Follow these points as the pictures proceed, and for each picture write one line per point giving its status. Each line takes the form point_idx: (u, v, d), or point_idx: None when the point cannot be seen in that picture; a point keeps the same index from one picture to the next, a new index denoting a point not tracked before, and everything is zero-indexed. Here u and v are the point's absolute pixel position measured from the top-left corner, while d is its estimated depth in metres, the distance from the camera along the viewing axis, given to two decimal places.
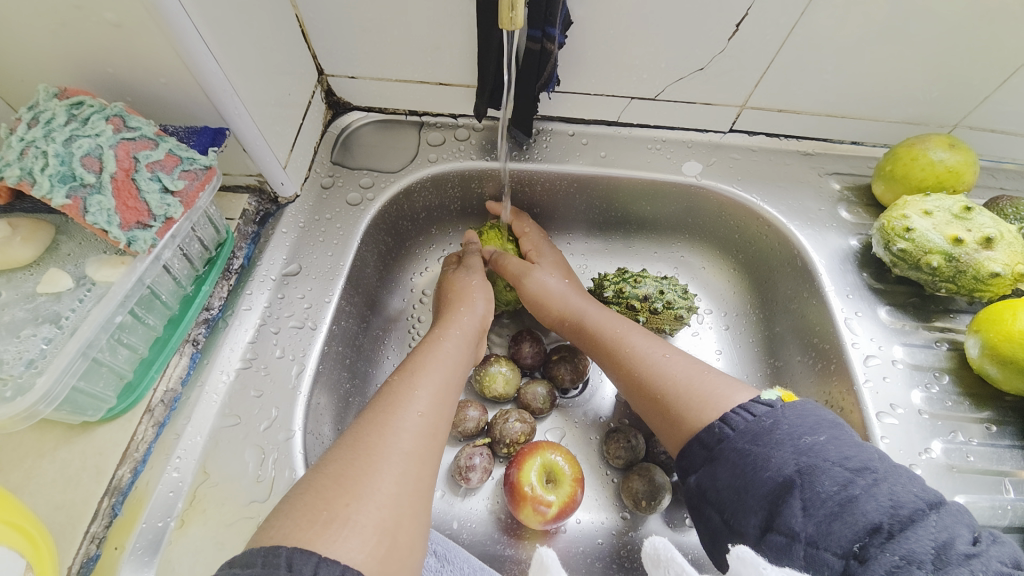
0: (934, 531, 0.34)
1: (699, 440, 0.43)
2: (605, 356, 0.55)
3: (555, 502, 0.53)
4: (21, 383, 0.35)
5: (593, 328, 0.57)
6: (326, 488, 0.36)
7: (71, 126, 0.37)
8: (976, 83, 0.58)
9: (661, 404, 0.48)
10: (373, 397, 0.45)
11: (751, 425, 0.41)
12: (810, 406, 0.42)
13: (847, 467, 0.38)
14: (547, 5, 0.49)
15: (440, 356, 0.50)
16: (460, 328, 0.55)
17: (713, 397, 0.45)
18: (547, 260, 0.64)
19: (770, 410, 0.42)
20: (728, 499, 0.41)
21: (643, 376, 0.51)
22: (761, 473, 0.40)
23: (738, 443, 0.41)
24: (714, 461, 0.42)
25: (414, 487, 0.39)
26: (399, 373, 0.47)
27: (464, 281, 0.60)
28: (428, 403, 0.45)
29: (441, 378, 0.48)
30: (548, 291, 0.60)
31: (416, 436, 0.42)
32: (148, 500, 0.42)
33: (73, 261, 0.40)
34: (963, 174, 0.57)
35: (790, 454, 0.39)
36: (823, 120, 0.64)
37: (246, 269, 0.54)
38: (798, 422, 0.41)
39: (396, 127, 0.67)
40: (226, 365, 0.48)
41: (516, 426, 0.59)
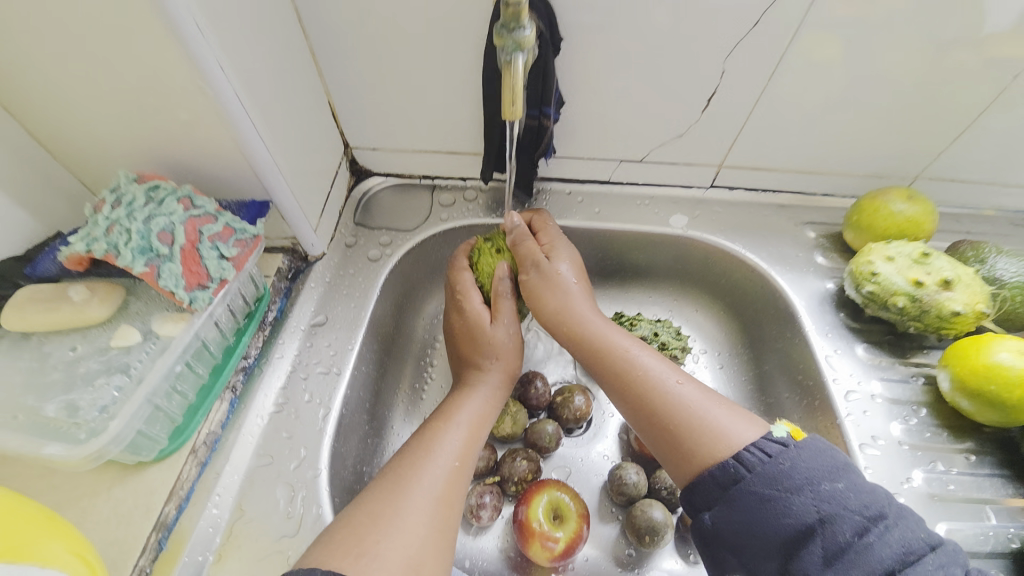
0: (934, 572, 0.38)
1: (713, 478, 0.45)
2: (613, 382, 0.54)
3: (562, 538, 0.56)
4: (94, 426, 0.40)
5: (604, 348, 0.56)
6: (360, 525, 0.41)
7: (149, 207, 0.44)
8: (919, 142, 0.66)
9: (670, 436, 0.50)
10: (409, 440, 0.50)
11: (771, 469, 0.44)
12: (821, 447, 0.45)
13: (865, 514, 0.40)
14: (542, 88, 0.58)
15: (471, 407, 0.54)
16: (492, 389, 0.56)
17: (725, 434, 0.47)
18: (561, 255, 0.61)
19: (785, 451, 0.44)
20: (745, 540, 0.43)
21: (654, 401, 0.51)
22: (781, 520, 0.42)
23: (756, 488, 0.43)
24: (732, 505, 0.44)
25: (439, 525, 0.43)
26: (435, 421, 0.52)
27: (495, 337, 0.57)
28: (457, 449, 0.49)
29: (471, 426, 0.52)
30: (563, 302, 0.58)
31: (444, 481, 0.46)
32: (190, 536, 0.46)
33: (140, 318, 0.46)
34: (923, 223, 0.64)
35: (810, 500, 0.42)
36: (794, 176, 0.72)
37: (278, 321, 0.60)
38: (817, 467, 0.43)
39: (411, 190, 0.76)
40: (261, 409, 0.54)
41: (523, 464, 0.63)
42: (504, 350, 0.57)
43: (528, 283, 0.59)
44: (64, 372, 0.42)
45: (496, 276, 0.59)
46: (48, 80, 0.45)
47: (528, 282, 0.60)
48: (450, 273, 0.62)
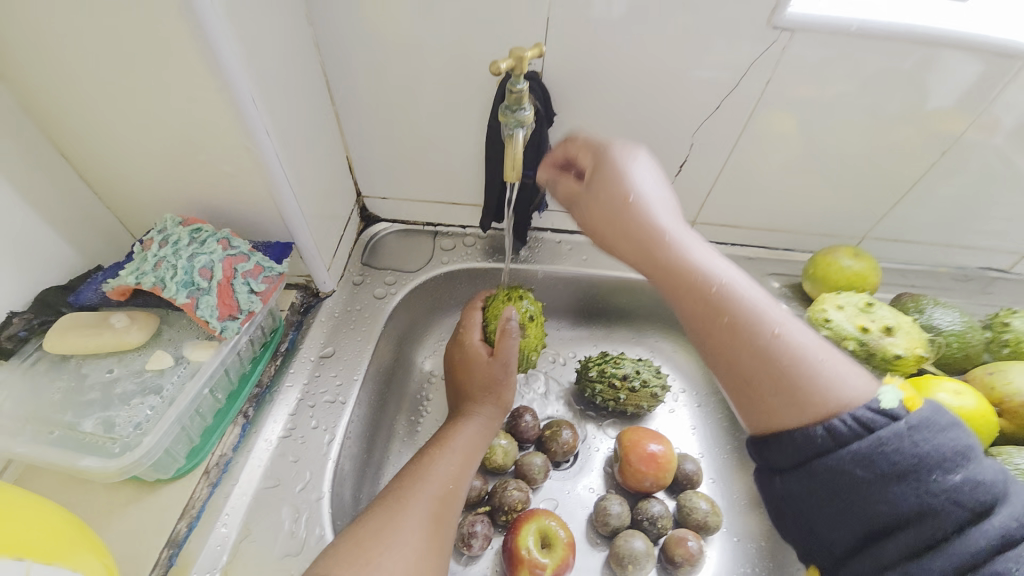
0: None
1: (792, 438, 0.42)
2: (695, 319, 0.48)
3: (549, 565, 0.60)
4: (128, 441, 0.44)
5: (693, 281, 0.49)
6: (365, 539, 0.44)
7: (193, 246, 0.50)
8: (860, 207, 0.77)
9: (750, 390, 0.45)
10: (406, 465, 0.53)
11: (874, 450, 0.39)
12: (933, 418, 0.39)
13: (968, 505, 0.37)
14: (537, 152, 0.67)
15: (466, 434, 0.58)
16: (486, 420, 0.60)
17: (820, 399, 0.42)
18: (626, 174, 0.54)
19: (893, 429, 0.39)
20: (820, 517, 0.41)
21: (739, 351, 0.45)
22: (873, 503, 0.38)
23: (851, 469, 0.39)
24: (820, 485, 0.40)
25: (435, 543, 0.47)
26: (432, 446, 0.56)
27: (493, 374, 0.61)
28: (451, 474, 0.53)
29: (465, 453, 0.56)
30: (644, 231, 0.52)
31: (439, 501, 0.50)
32: (198, 553, 0.48)
33: (172, 345, 0.51)
34: (869, 278, 0.72)
35: (913, 492, 0.37)
36: (758, 233, 0.82)
37: (289, 352, 0.65)
38: (927, 451, 0.38)
39: (415, 235, 0.84)
40: (269, 434, 0.57)
41: (514, 494, 0.66)
42: (498, 382, 0.62)
43: (584, 209, 0.58)
44: (101, 392, 0.46)
45: (503, 316, 0.63)
46: (112, 134, 0.52)
47: (586, 204, 0.57)
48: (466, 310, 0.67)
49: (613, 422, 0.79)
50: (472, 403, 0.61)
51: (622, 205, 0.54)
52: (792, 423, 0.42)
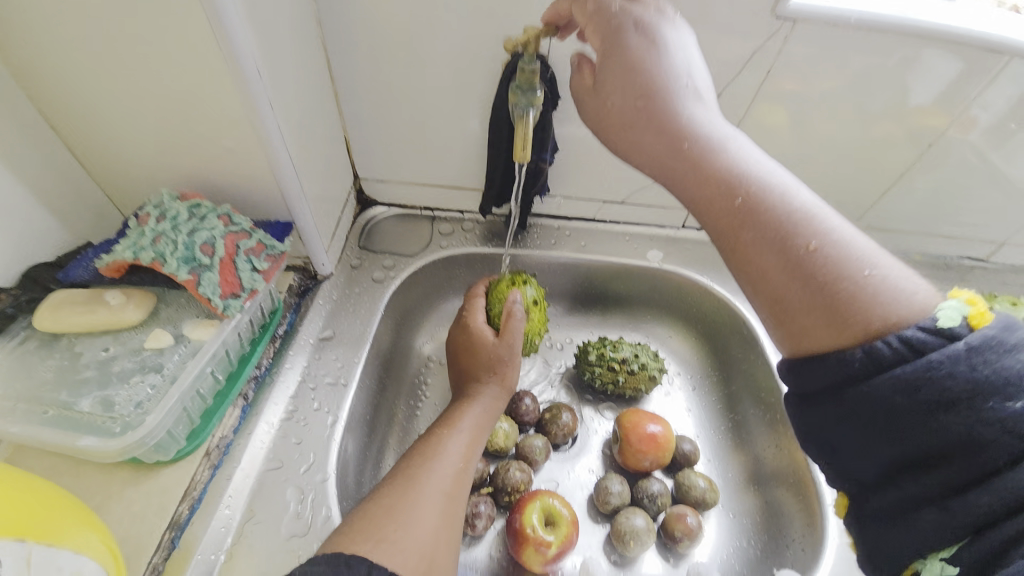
0: None
1: (825, 359, 0.37)
2: (718, 227, 0.44)
3: (554, 542, 0.60)
4: (129, 420, 0.42)
5: (718, 185, 0.43)
6: (377, 516, 0.44)
7: (193, 222, 0.49)
8: (852, 194, 0.80)
9: (779, 307, 0.41)
10: (416, 445, 0.53)
11: (915, 371, 0.33)
12: (1006, 338, 0.33)
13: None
14: (541, 137, 0.67)
15: (474, 414, 0.57)
16: (493, 398, 0.60)
17: (861, 317, 0.37)
18: (638, 56, 0.45)
19: (947, 351, 0.33)
20: (847, 443, 0.37)
21: (768, 264, 0.41)
22: (907, 429, 0.34)
23: (885, 392, 0.34)
24: (846, 408, 0.36)
25: (448, 521, 0.47)
26: (440, 426, 0.55)
27: (498, 352, 0.61)
28: (461, 453, 0.52)
29: (473, 433, 0.55)
30: (665, 128, 0.45)
31: (451, 481, 0.50)
32: (202, 535, 0.47)
33: (171, 323, 0.49)
34: None
35: (958, 418, 0.32)
36: None
37: (288, 334, 0.64)
38: (991, 374, 0.32)
39: (412, 219, 0.83)
40: (271, 417, 0.56)
41: (517, 475, 0.67)
42: (504, 362, 0.61)
43: (591, 104, 0.49)
44: (97, 370, 0.45)
45: (508, 301, 0.63)
46: (103, 103, 0.49)
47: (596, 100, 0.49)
48: (467, 298, 0.67)
49: (609, 405, 0.80)
50: (479, 384, 0.61)
51: (641, 96, 0.45)
52: (825, 344, 0.38)
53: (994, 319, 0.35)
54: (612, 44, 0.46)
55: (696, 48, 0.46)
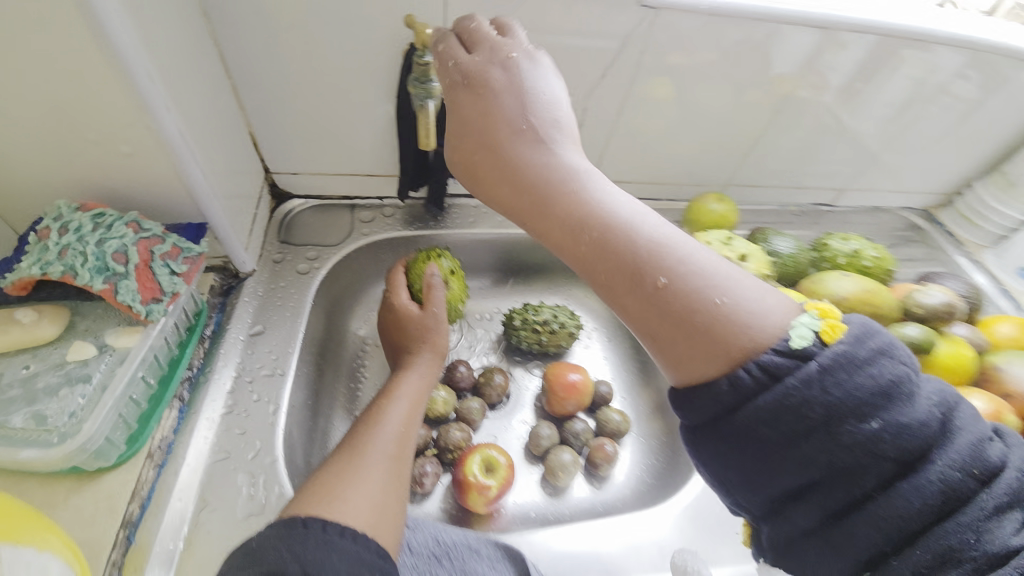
0: (966, 520, 0.35)
1: (706, 393, 0.39)
2: (594, 271, 0.45)
3: (494, 485, 0.69)
4: (65, 430, 0.43)
5: (576, 233, 0.46)
6: (327, 484, 0.49)
7: (100, 232, 0.48)
8: (720, 159, 0.94)
9: (666, 336, 0.42)
10: (359, 417, 0.58)
11: (789, 407, 0.36)
12: (858, 354, 0.37)
13: (892, 458, 0.36)
14: (447, 122, 0.72)
15: (410, 381, 0.63)
16: (427, 364, 0.66)
17: (729, 336, 0.39)
18: (507, 94, 0.49)
19: (809, 379, 0.36)
20: (746, 484, 0.40)
21: (646, 297, 0.42)
22: (790, 467, 0.38)
23: (767, 433, 0.37)
24: (737, 448, 0.39)
25: (394, 476, 0.52)
26: (380, 397, 0.61)
27: (427, 321, 0.67)
28: (399, 418, 0.58)
29: (410, 398, 0.61)
30: (530, 172, 0.48)
31: (392, 443, 0.55)
32: (158, 528, 0.50)
33: (92, 334, 0.49)
34: (730, 218, 0.89)
35: (828, 449, 0.37)
36: (645, 186, 0.96)
37: (216, 334, 0.65)
38: (851, 401, 0.36)
39: (332, 209, 0.85)
40: (210, 413, 0.58)
41: (457, 434, 0.74)
42: (436, 331, 0.68)
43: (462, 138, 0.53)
44: (21, 388, 0.45)
45: (427, 273, 0.69)
46: None
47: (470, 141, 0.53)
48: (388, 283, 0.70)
49: (537, 363, 0.90)
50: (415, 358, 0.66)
51: (498, 147, 0.50)
52: (706, 371, 0.40)
53: (848, 327, 0.39)
54: (472, 70, 0.50)
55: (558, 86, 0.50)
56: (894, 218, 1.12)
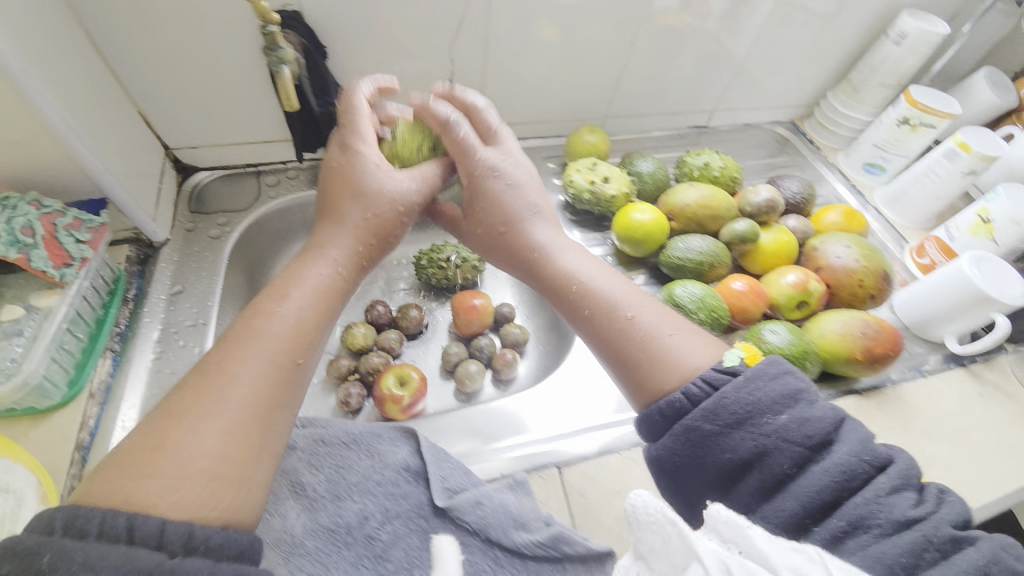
0: (872, 496, 0.42)
1: (661, 411, 0.52)
2: (569, 308, 0.62)
3: (407, 395, 0.81)
4: (9, 371, 0.54)
5: (552, 278, 0.64)
6: (173, 413, 0.44)
7: (5, 212, 0.57)
8: (596, 94, 1.03)
9: (627, 358, 0.57)
10: (239, 318, 0.52)
11: (714, 406, 0.49)
12: (771, 371, 0.50)
13: (806, 445, 0.46)
14: (322, 81, 0.80)
15: (312, 274, 0.57)
16: (338, 249, 0.60)
17: (669, 360, 0.54)
18: (476, 158, 0.67)
19: (734, 386, 0.49)
20: (693, 476, 0.51)
21: (615, 333, 0.58)
22: (722, 454, 0.49)
23: (703, 426, 0.49)
24: (681, 441, 0.50)
25: (248, 418, 0.46)
26: (272, 293, 0.54)
27: (356, 183, 0.63)
28: (280, 337, 0.51)
29: (305, 307, 0.54)
30: (501, 210, 0.66)
31: (254, 384, 0.47)
32: (107, 448, 0.61)
33: (18, 299, 0.59)
34: (603, 147, 1.00)
35: (749, 437, 0.47)
36: (532, 125, 1.05)
37: (139, 297, 0.74)
38: (760, 401, 0.48)
39: (238, 177, 0.92)
40: (143, 360, 0.69)
41: (376, 360, 0.86)
42: (373, 202, 0.62)
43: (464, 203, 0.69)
44: None
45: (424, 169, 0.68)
46: None
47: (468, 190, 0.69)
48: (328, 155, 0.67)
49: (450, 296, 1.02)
50: (331, 236, 0.61)
51: (470, 180, 0.68)
52: (662, 387, 0.54)
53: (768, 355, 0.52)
54: (465, 135, 0.70)
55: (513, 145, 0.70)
56: (767, 133, 1.24)
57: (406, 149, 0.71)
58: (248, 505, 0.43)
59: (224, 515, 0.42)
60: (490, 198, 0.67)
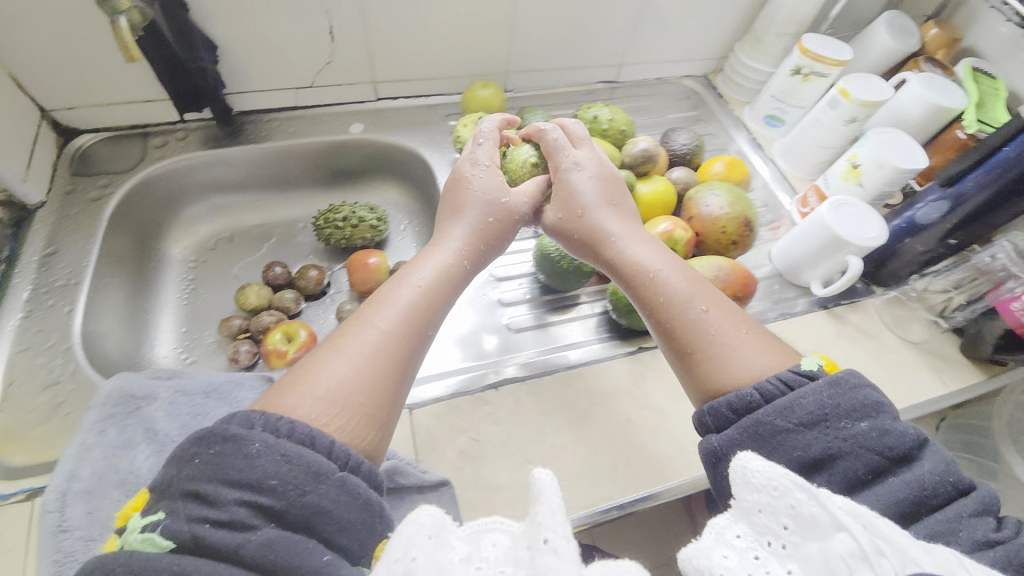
0: (952, 514, 0.46)
1: (730, 404, 0.55)
2: (642, 298, 0.66)
3: (292, 350, 0.83)
4: None
5: (618, 269, 0.69)
6: (302, 370, 0.53)
7: None
8: (492, 49, 1.02)
9: (688, 349, 0.61)
10: (364, 303, 0.60)
11: (790, 407, 0.52)
12: (852, 381, 0.53)
13: (885, 455, 0.49)
14: (190, 44, 0.80)
15: (430, 264, 0.65)
16: (440, 247, 0.68)
17: (734, 357, 0.58)
18: (562, 177, 0.75)
19: (812, 390, 0.52)
20: None
21: (682, 327, 0.62)
22: (793, 453, 0.51)
23: (775, 421, 0.52)
24: (748, 433, 0.53)
25: (368, 384, 0.53)
26: (386, 287, 0.62)
27: (468, 192, 0.73)
28: (389, 323, 0.57)
29: (422, 301, 0.61)
30: (568, 205, 0.73)
31: (373, 347, 0.55)
32: None
33: None
34: (497, 103, 1.00)
35: (824, 438, 0.50)
36: (429, 83, 1.05)
37: (10, 260, 0.77)
38: (851, 405, 0.51)
39: (124, 139, 0.91)
40: (10, 318, 0.72)
41: (268, 319, 0.88)
42: (495, 207, 0.72)
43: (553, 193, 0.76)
44: None
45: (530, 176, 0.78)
46: None
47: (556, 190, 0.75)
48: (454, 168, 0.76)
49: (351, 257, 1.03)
50: (455, 225, 0.71)
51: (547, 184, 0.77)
52: (724, 387, 0.57)
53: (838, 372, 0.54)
54: (546, 145, 0.77)
55: (596, 154, 0.77)
56: (678, 86, 1.25)
57: (513, 165, 0.80)
58: (376, 434, 0.53)
59: (365, 449, 0.52)
60: (578, 205, 0.73)
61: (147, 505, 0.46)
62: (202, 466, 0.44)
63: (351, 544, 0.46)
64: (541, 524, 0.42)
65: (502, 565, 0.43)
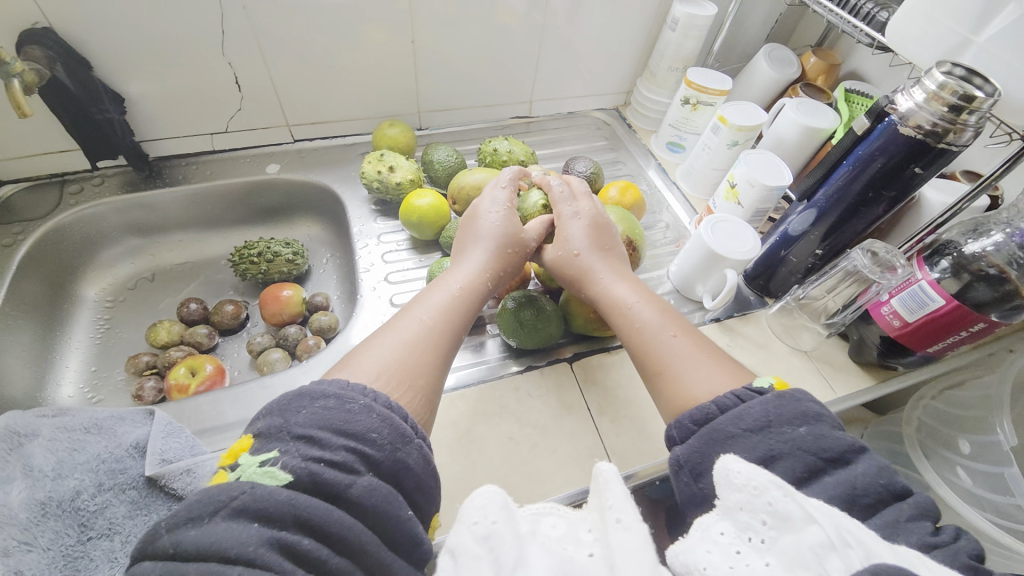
0: (888, 517, 0.44)
1: (691, 417, 0.56)
2: (621, 326, 0.72)
3: (195, 384, 0.85)
4: None
5: (602, 300, 0.75)
6: (357, 354, 0.62)
7: None
8: (399, 91, 1.10)
9: (659, 372, 0.65)
10: (405, 304, 0.70)
11: (741, 413, 0.53)
12: (798, 399, 0.52)
13: (823, 457, 0.48)
14: (93, 94, 0.86)
15: (442, 288, 0.72)
16: (454, 276, 0.74)
17: (699, 382, 0.61)
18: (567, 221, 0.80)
19: (761, 399, 0.53)
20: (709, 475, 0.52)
21: (654, 353, 0.66)
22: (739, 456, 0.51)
23: (728, 426, 0.53)
24: (702, 438, 0.54)
25: (410, 365, 0.61)
26: (412, 302, 0.70)
27: (481, 224, 0.79)
28: (430, 317, 0.67)
29: (447, 313, 0.68)
30: (566, 244, 0.79)
31: (412, 332, 0.65)
32: None
33: None
34: (406, 140, 1.07)
35: (766, 442, 0.50)
36: (343, 124, 1.11)
37: None
38: (791, 413, 0.51)
39: (42, 187, 0.96)
40: None
41: (178, 355, 0.91)
42: (502, 239, 0.78)
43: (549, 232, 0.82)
44: None
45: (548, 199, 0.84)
46: None
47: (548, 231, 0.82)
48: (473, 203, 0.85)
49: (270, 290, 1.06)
50: (474, 248, 0.77)
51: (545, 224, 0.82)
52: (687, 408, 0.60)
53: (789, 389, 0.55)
54: (552, 190, 0.84)
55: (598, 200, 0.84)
56: (589, 119, 1.33)
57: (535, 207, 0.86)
58: (427, 412, 0.61)
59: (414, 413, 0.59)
60: (569, 246, 0.78)
61: (254, 446, 0.50)
62: (286, 415, 0.51)
63: (423, 504, 0.54)
64: (612, 506, 0.52)
65: (565, 541, 0.54)
